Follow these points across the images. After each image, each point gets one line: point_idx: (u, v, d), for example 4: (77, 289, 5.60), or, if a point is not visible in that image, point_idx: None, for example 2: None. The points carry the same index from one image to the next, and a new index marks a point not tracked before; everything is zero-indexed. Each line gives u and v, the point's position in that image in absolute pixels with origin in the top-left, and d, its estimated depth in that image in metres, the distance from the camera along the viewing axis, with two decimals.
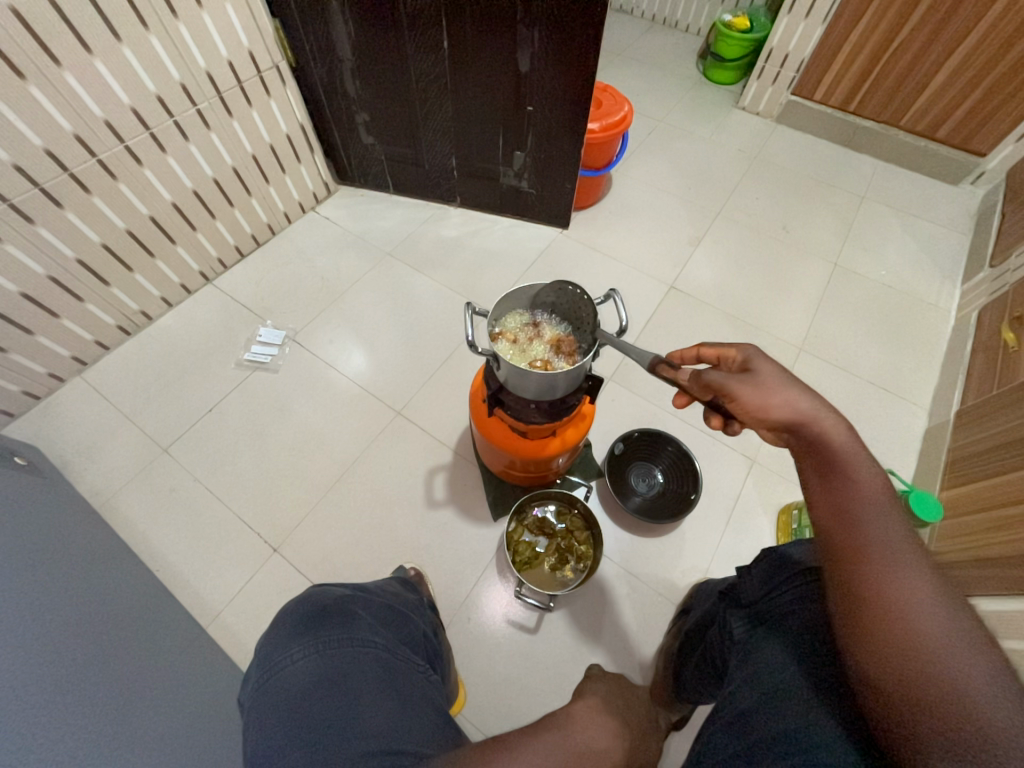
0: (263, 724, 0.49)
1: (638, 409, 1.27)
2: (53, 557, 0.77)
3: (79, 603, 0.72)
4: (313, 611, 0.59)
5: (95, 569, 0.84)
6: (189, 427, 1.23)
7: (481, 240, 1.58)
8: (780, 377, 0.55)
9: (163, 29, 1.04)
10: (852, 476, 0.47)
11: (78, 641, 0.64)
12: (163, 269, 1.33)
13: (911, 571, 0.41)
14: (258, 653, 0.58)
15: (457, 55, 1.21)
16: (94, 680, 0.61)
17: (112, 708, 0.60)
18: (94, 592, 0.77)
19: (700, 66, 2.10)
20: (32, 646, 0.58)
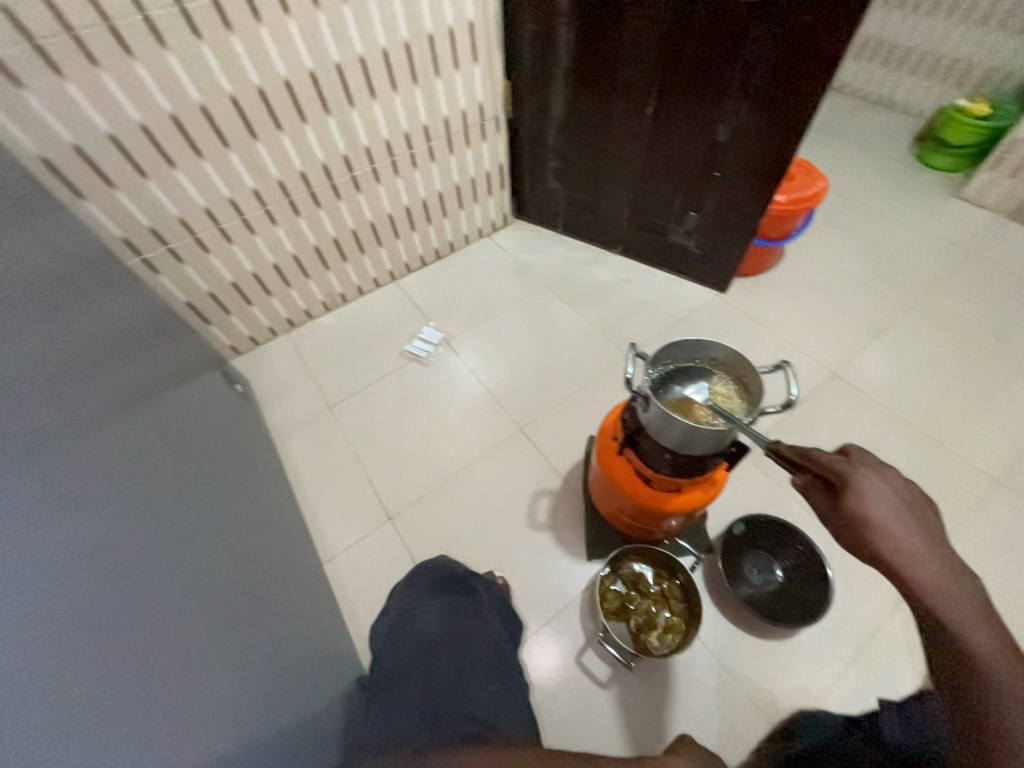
0: (397, 650, 0.57)
1: (769, 494, 1.17)
2: (238, 474, 0.96)
3: (248, 515, 0.88)
4: (447, 576, 0.68)
5: (261, 490, 1.02)
6: (351, 395, 1.46)
7: (633, 288, 1.63)
8: (878, 520, 0.50)
9: (427, 82, 1.29)
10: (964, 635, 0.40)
11: (243, 546, 0.79)
12: (366, 264, 1.60)
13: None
14: (396, 593, 0.68)
15: (659, 120, 1.30)
16: (249, 581, 0.74)
17: (255, 604, 0.72)
18: (259, 514, 0.94)
19: (914, 149, 1.93)
20: (218, 534, 0.73)
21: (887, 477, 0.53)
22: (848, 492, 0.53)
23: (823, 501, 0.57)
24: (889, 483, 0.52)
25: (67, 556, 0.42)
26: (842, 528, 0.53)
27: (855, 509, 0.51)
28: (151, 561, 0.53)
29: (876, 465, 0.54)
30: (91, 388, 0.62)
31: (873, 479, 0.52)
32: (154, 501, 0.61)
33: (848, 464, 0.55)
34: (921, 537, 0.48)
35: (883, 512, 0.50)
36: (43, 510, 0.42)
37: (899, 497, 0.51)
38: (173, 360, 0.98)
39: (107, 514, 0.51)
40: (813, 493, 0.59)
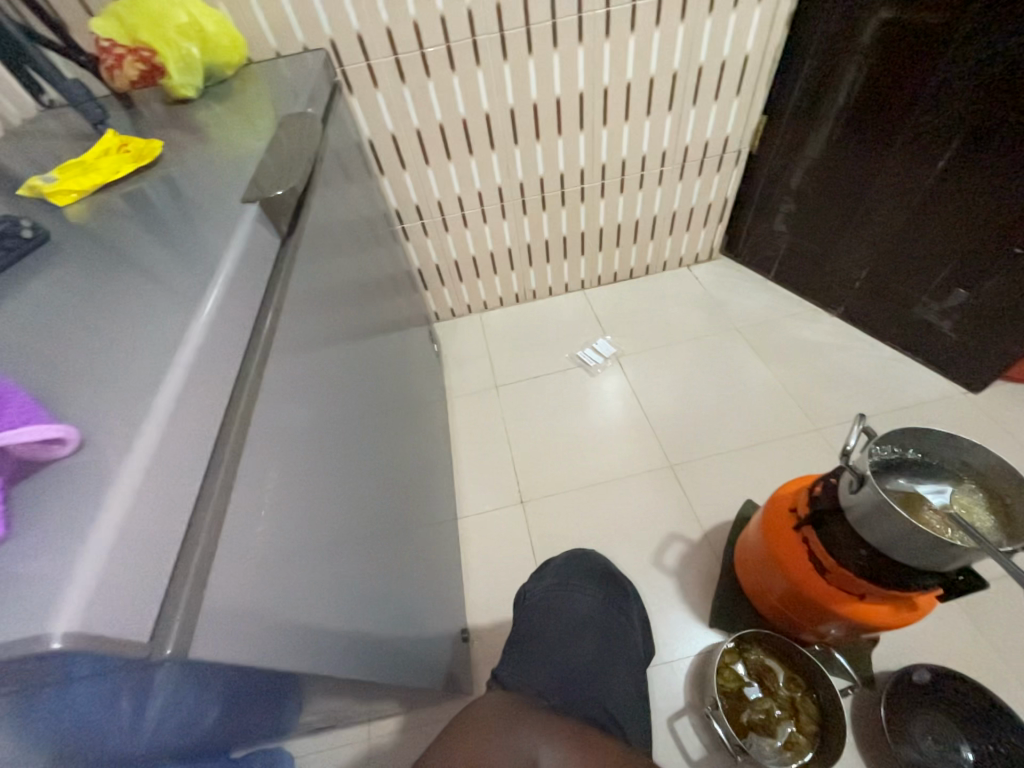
0: (546, 621, 0.75)
1: (972, 652, 0.92)
2: (422, 418, 1.12)
3: (422, 452, 1.03)
4: (601, 572, 0.87)
5: (432, 436, 1.18)
6: (518, 381, 1.59)
7: (844, 356, 1.43)
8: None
9: (682, 110, 1.31)
10: None
11: (416, 478, 0.92)
12: (564, 269, 1.71)
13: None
14: (555, 567, 0.88)
15: (952, 177, 1.09)
16: (417, 507, 0.88)
17: (415, 529, 0.84)
18: (428, 457, 1.08)
19: None
20: (405, 461, 0.86)
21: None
22: None
23: None
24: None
25: (317, 449, 0.49)
26: None
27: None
28: (360, 471, 0.59)
29: None
30: (351, 310, 0.72)
31: None
32: (382, 421, 0.76)
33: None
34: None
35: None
36: (309, 404, 0.50)
37: None
38: (401, 311, 1.18)
39: (344, 420, 0.57)
40: None
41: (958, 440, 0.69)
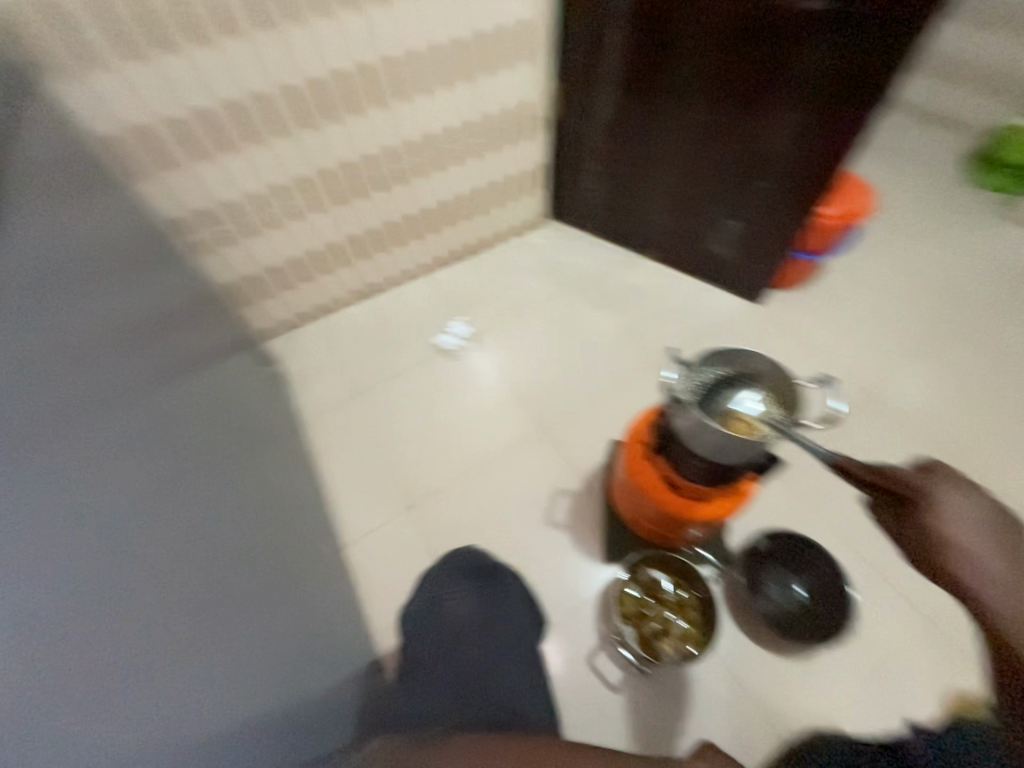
0: (429, 637, 0.85)
1: (792, 512, 1.15)
2: (268, 458, 0.98)
3: (276, 495, 0.91)
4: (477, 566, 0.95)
5: (288, 472, 1.05)
6: (378, 385, 1.49)
7: (663, 295, 1.63)
8: (951, 535, 0.54)
9: (478, 81, 1.30)
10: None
11: (272, 527, 0.82)
12: (401, 258, 1.63)
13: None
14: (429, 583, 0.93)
15: (706, 124, 1.29)
16: (280, 559, 0.79)
17: (282, 582, 0.76)
18: (287, 498, 0.97)
19: (963, 166, 1.86)
20: (251, 513, 0.76)
21: (961, 491, 0.57)
22: (922, 512, 0.56)
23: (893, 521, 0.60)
24: (964, 498, 0.56)
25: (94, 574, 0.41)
26: (908, 541, 0.57)
27: (936, 529, 0.55)
28: (179, 567, 0.52)
29: (948, 483, 0.57)
30: (119, 364, 0.58)
31: (948, 497, 0.56)
32: (209, 485, 0.67)
33: (928, 481, 0.58)
34: (994, 556, 0.52)
35: (959, 529, 0.54)
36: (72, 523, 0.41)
37: (970, 517, 0.55)
38: (210, 342, 1.00)
39: (155, 520, 0.51)
40: (882, 514, 0.62)
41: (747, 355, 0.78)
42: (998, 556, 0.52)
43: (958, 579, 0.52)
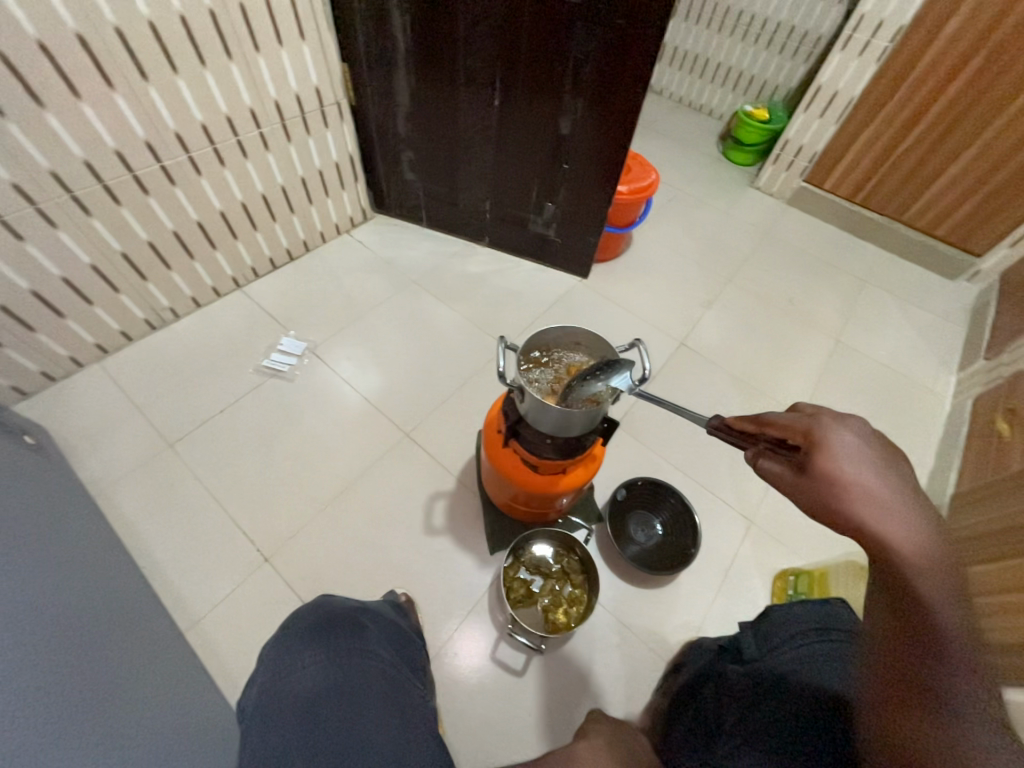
0: (269, 728, 0.47)
1: (643, 459, 1.29)
2: (43, 546, 0.76)
3: (64, 591, 0.71)
4: (325, 618, 0.59)
5: (77, 555, 0.82)
6: (198, 426, 1.25)
7: (503, 279, 1.66)
8: (843, 472, 0.46)
9: (245, 58, 1.15)
10: (928, 602, 0.39)
11: (68, 634, 0.64)
12: (199, 270, 1.38)
13: (986, 728, 0.35)
14: (264, 657, 0.57)
15: (506, 112, 1.32)
16: (90, 670, 0.62)
17: (97, 699, 0.60)
18: (86, 586, 0.77)
19: (721, 146, 2.26)
20: (24, 627, 0.58)
21: (857, 429, 0.48)
22: (818, 453, 0.48)
23: (782, 464, 0.52)
24: (859, 436, 0.48)
25: None
26: (803, 485, 0.48)
27: (827, 470, 0.46)
28: None
29: (842, 418, 0.49)
30: None
31: (844, 435, 0.48)
32: None
33: (817, 419, 0.50)
34: (895, 494, 0.44)
35: (854, 466, 0.46)
36: None
37: (871, 454, 0.46)
38: None
39: None
40: (768, 458, 0.54)
41: (566, 332, 0.82)
42: (901, 496, 0.44)
43: (852, 522, 0.44)
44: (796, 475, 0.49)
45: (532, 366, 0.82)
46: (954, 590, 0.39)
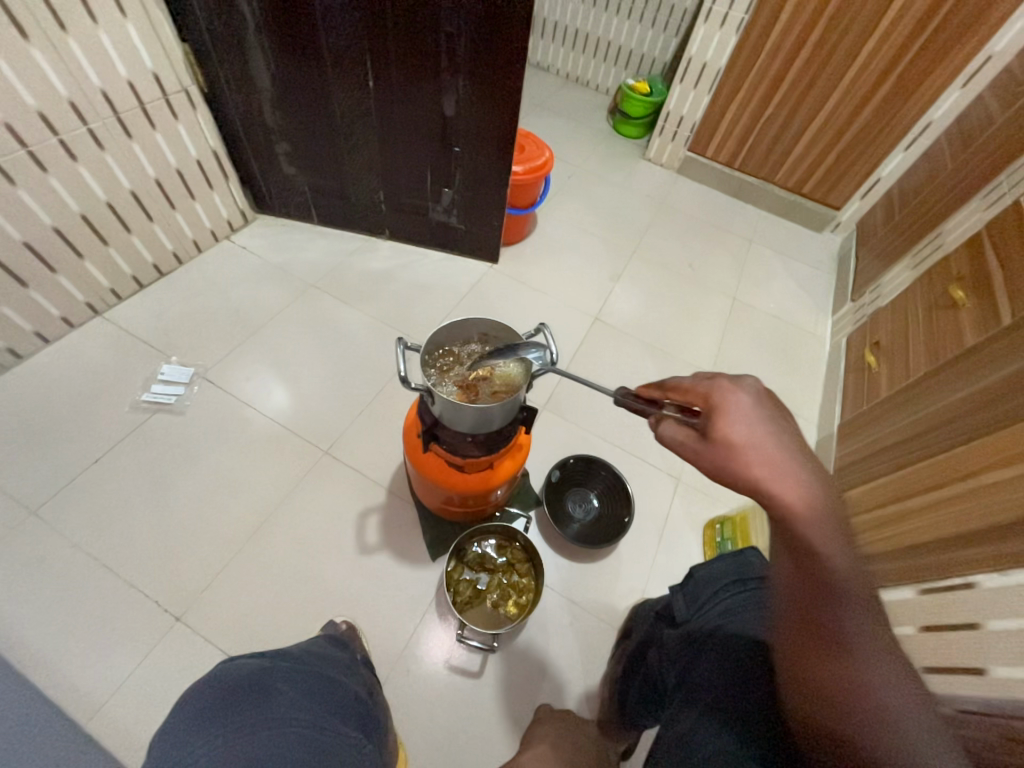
0: None
1: (573, 437, 1.31)
2: None
3: None
4: (223, 692, 0.52)
5: None
6: (68, 482, 1.06)
7: (411, 273, 1.58)
8: (743, 436, 0.49)
9: (49, 40, 0.95)
10: (817, 546, 0.44)
11: None
12: (38, 299, 1.16)
13: (874, 646, 0.41)
14: (152, 751, 0.48)
15: (384, 94, 1.23)
16: None
17: None
18: None
19: (611, 120, 2.31)
20: None
21: (749, 390, 0.52)
22: (718, 417, 0.51)
23: (685, 428, 0.53)
24: (750, 397, 0.52)
25: None
26: (707, 448, 0.51)
27: (726, 433, 0.49)
28: None
29: (736, 380, 0.53)
30: None
31: (739, 396, 0.51)
32: None
33: (717, 385, 0.53)
34: (786, 450, 0.48)
35: (749, 428, 0.49)
36: None
37: (762, 413, 0.51)
38: None
39: None
40: (669, 424, 0.55)
41: (464, 325, 0.78)
42: (791, 452, 0.48)
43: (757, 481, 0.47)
44: (702, 440, 0.52)
45: (434, 366, 0.78)
46: (834, 532, 0.45)
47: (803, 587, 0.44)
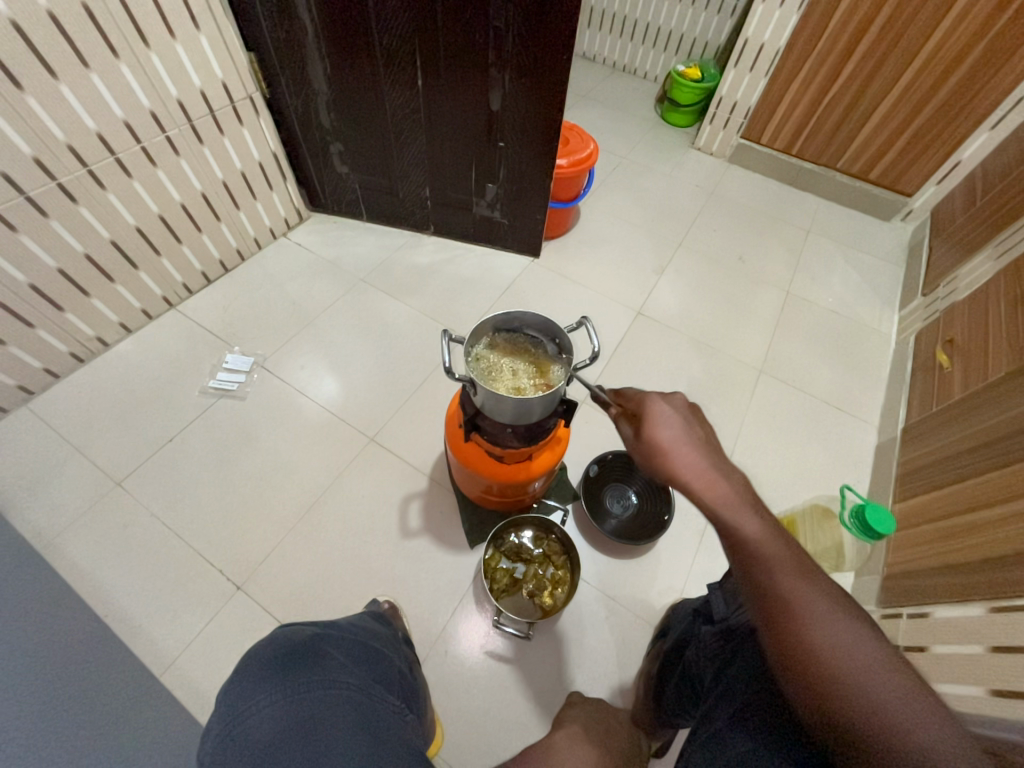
0: None
1: (612, 431, 1.30)
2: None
3: (25, 640, 0.67)
4: (283, 652, 0.56)
5: (37, 597, 0.78)
6: (147, 459, 1.17)
7: (454, 267, 1.61)
8: (666, 436, 0.55)
9: (134, 56, 1.04)
10: (735, 527, 0.48)
11: (27, 691, 0.60)
12: (123, 293, 1.28)
13: (821, 605, 0.43)
14: (220, 699, 0.53)
15: (432, 92, 1.26)
16: (54, 727, 0.59)
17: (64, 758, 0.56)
18: (48, 630, 0.72)
19: (659, 109, 2.25)
20: None
21: (676, 402, 0.59)
22: (646, 421, 0.57)
23: (629, 431, 0.60)
24: (676, 406, 0.59)
25: None
26: (640, 450, 0.57)
27: (651, 434, 0.56)
28: None
29: (665, 394, 0.60)
30: None
31: (663, 405, 0.58)
32: None
33: (646, 395, 0.60)
34: (700, 446, 0.54)
35: (671, 430, 0.55)
36: None
37: (683, 420, 0.57)
38: None
39: None
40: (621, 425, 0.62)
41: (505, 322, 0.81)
42: (705, 449, 0.54)
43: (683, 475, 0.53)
44: (639, 443, 0.57)
45: (480, 360, 0.79)
46: (746, 510, 0.49)
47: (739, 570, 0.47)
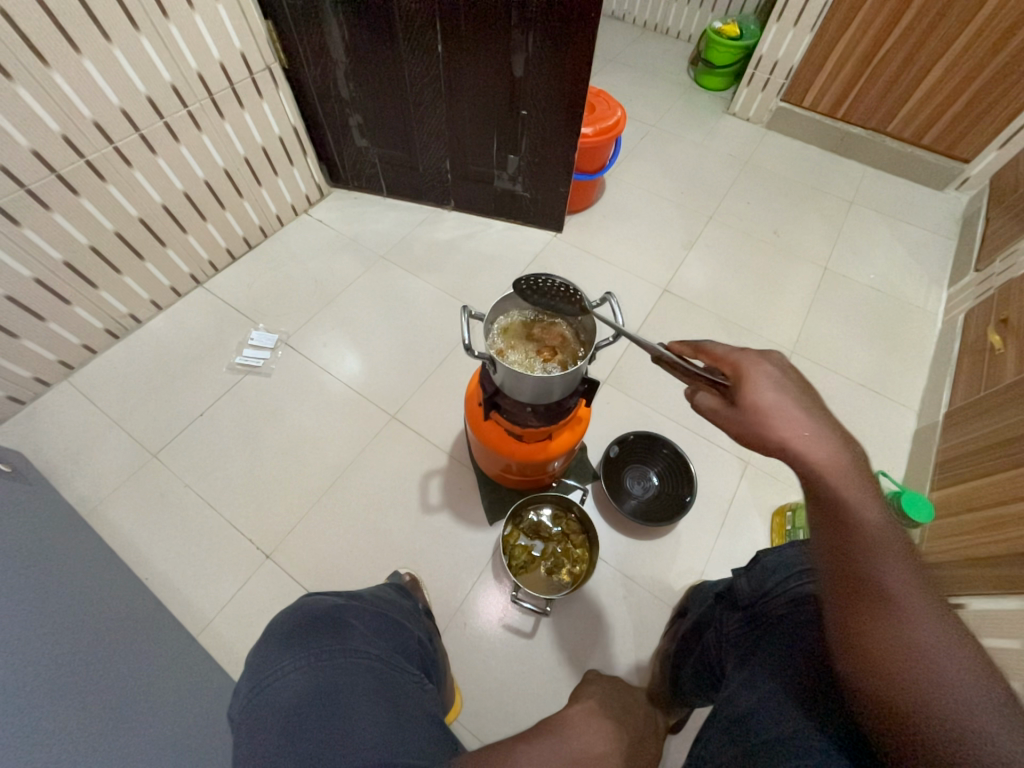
0: (253, 740, 0.47)
1: (633, 412, 1.28)
2: (46, 558, 0.76)
3: (70, 600, 0.71)
4: (302, 621, 0.57)
5: (82, 563, 0.82)
6: (179, 432, 1.22)
7: (475, 242, 1.58)
8: (768, 402, 0.53)
9: (153, 28, 1.03)
10: (845, 501, 0.46)
11: (75, 643, 0.64)
12: (153, 270, 1.31)
13: (915, 598, 0.40)
14: (246, 664, 0.55)
15: (452, 60, 1.21)
16: (99, 677, 0.63)
17: (108, 709, 0.60)
18: (90, 591, 0.77)
19: (691, 72, 2.12)
20: (29, 641, 0.59)
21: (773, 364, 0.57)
22: (742, 387, 0.56)
23: (714, 398, 0.59)
24: (774, 368, 0.56)
25: None
26: (739, 417, 0.56)
27: (752, 400, 0.54)
28: None
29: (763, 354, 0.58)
30: None
31: (764, 368, 0.56)
32: None
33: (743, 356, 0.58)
34: (808, 414, 0.52)
35: (774, 394, 0.54)
36: None
37: (787, 383, 0.55)
38: None
39: None
40: (704, 393, 0.60)
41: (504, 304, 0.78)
42: (818, 424, 0.51)
43: (789, 447, 0.50)
44: (731, 414, 0.56)
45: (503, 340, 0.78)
46: (861, 488, 0.46)
47: (836, 545, 0.44)
